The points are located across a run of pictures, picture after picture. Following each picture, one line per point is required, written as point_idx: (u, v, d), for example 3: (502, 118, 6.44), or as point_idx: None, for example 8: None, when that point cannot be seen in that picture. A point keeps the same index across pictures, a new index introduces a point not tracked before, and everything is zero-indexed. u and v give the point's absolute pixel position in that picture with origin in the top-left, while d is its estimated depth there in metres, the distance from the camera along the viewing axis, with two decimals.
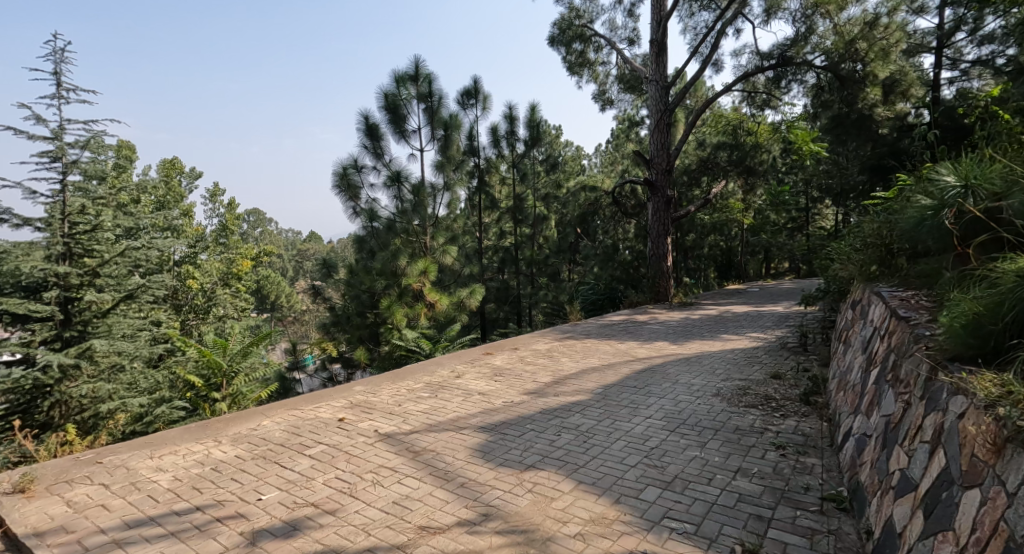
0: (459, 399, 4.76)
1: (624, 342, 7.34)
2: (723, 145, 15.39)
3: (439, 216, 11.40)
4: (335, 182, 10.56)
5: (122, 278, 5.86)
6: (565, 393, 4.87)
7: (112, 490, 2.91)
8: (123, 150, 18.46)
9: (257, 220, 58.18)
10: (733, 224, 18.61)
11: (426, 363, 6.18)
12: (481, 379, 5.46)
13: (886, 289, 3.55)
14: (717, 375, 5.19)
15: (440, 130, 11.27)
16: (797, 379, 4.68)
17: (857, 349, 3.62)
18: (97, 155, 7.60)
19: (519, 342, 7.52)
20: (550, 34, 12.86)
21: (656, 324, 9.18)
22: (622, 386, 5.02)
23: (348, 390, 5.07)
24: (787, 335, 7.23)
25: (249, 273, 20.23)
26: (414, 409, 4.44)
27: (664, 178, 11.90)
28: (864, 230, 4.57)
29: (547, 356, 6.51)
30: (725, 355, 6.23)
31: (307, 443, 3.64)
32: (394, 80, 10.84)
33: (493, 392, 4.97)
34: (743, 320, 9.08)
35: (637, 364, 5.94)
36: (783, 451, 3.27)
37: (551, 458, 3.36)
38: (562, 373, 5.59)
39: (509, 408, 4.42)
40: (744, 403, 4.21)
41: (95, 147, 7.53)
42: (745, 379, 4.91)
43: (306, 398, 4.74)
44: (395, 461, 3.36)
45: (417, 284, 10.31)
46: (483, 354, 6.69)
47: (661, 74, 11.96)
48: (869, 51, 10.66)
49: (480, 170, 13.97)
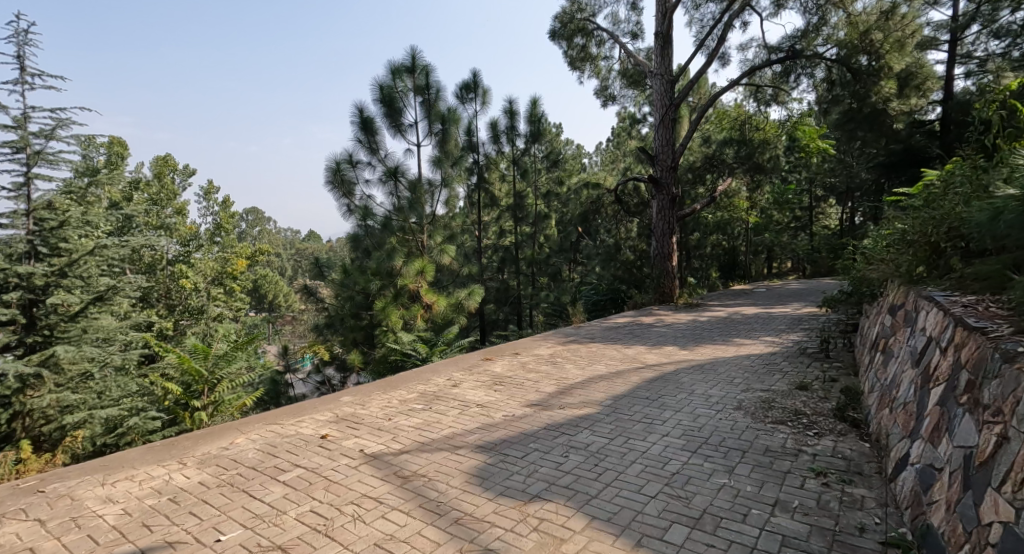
0: (455, 412, 4.34)
1: (632, 347, 6.90)
2: (731, 142, 14.94)
3: (437, 214, 10.96)
4: (327, 178, 10.13)
5: (92, 278, 5.41)
6: (570, 405, 4.44)
7: (46, 530, 2.50)
8: (114, 147, 18.01)
9: (255, 219, 57.48)
10: (737, 223, 18.15)
11: (421, 371, 5.75)
12: (480, 389, 5.03)
13: (939, 293, 3.14)
14: (736, 385, 4.77)
15: (438, 125, 10.84)
16: (827, 391, 4.27)
17: (904, 361, 3.19)
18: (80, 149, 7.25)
19: (520, 346, 7.07)
20: (551, 27, 12.43)
21: (663, 327, 8.73)
22: (633, 398, 4.60)
23: (334, 402, 4.65)
24: (805, 340, 6.79)
25: (244, 273, 19.74)
26: (406, 425, 4.03)
27: (670, 175, 11.50)
28: (902, 225, 4.15)
29: (550, 363, 6.08)
30: (742, 361, 5.80)
31: (282, 467, 3.22)
32: (389, 71, 10.38)
33: (492, 404, 4.54)
34: (754, 323, 8.63)
35: (647, 371, 5.51)
36: (825, 479, 2.85)
37: (559, 486, 2.95)
38: (567, 382, 5.16)
39: (510, 425, 3.99)
40: (769, 418, 3.82)
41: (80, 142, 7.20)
42: (768, 390, 4.49)
43: (288, 410, 4.32)
44: (382, 489, 2.94)
45: (413, 284, 9.76)
46: (482, 360, 6.27)
47: (666, 68, 11.50)
48: (885, 43, 10.10)
49: (479, 167, 13.29)
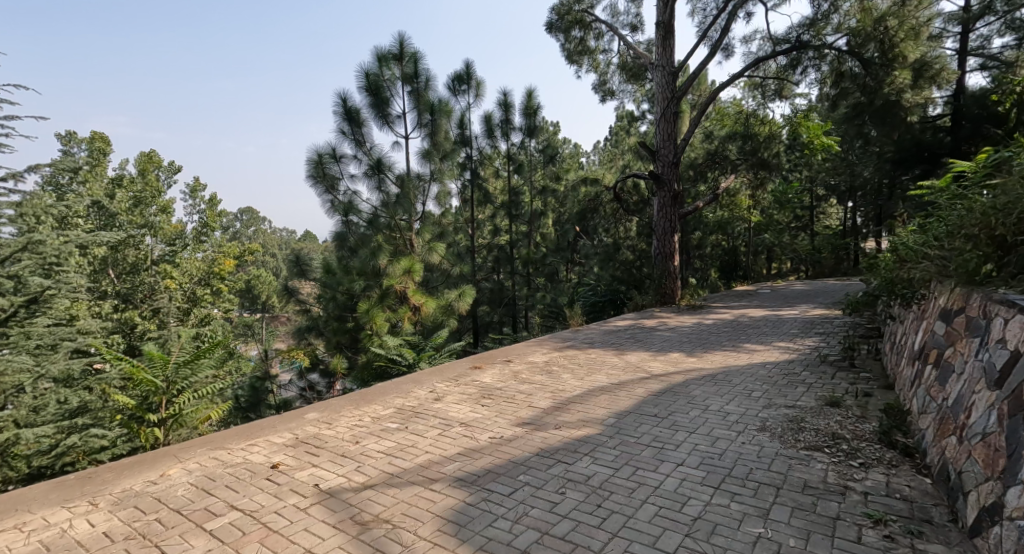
0: (434, 433, 3.77)
1: (634, 353, 6.33)
2: (734, 137, 14.40)
3: (427, 211, 10.44)
4: (309, 171, 9.51)
5: (24, 279, 4.78)
6: (567, 425, 3.85)
7: None
8: (98, 141, 16.93)
9: (251, 219, 56.91)
10: (738, 222, 17.61)
11: (400, 382, 5.15)
12: (465, 404, 4.45)
13: (1019, 297, 2.56)
14: (756, 400, 4.17)
15: (427, 116, 10.25)
16: (863, 409, 3.69)
17: (972, 378, 2.63)
18: (61, 172, 7.53)
19: (513, 352, 6.48)
20: (548, 19, 11.85)
21: (667, 330, 8.16)
22: (639, 415, 4.01)
23: (297, 420, 4.05)
24: (822, 347, 6.24)
25: (232, 273, 18.93)
26: (375, 450, 3.45)
27: (671, 171, 10.94)
28: (949, 216, 3.60)
29: (545, 372, 5.49)
30: (757, 371, 5.22)
31: (216, 508, 2.65)
32: (375, 58, 9.78)
33: (477, 423, 3.95)
34: (764, 326, 8.05)
35: (653, 382, 4.95)
36: (887, 532, 2.32)
37: (554, 539, 2.41)
38: (563, 396, 4.57)
39: (496, 450, 3.41)
40: (802, 443, 3.24)
41: (60, 167, 7.46)
42: (794, 407, 3.91)
43: (239, 432, 3.72)
44: (332, 544, 2.39)
45: (400, 284, 9.10)
46: (470, 369, 5.66)
47: (668, 60, 10.93)
48: (900, 31, 9.54)
49: (472, 162, 12.69)
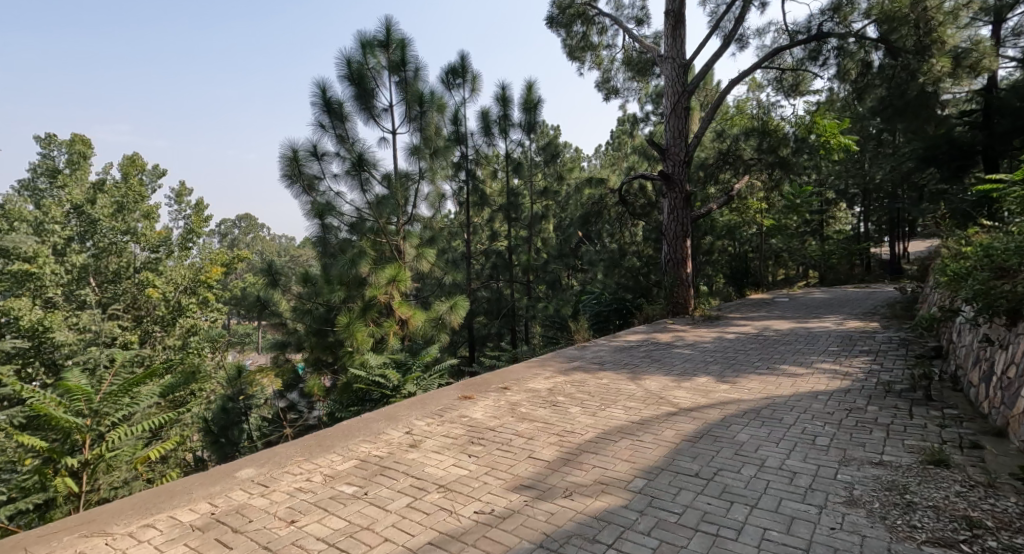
0: (403, 503, 2.80)
1: (656, 378, 5.33)
2: (750, 134, 13.35)
3: (417, 214, 9.48)
4: (283, 169, 8.48)
5: None
6: (580, 491, 2.86)
7: None
8: (78, 145, 15.93)
9: (250, 227, 56.16)
10: (750, 227, 16.56)
11: (370, 420, 4.14)
12: (447, 454, 3.47)
13: None
14: (827, 453, 3.16)
15: (416, 109, 9.27)
16: (985, 472, 2.72)
17: None
18: None
19: (512, 377, 5.47)
20: (549, 13, 10.87)
21: (688, 347, 7.15)
22: (676, 474, 3.01)
23: (222, 480, 3.08)
24: (877, 370, 5.22)
25: (222, 280, 16.65)
26: (315, 536, 2.50)
27: (682, 170, 9.95)
28: None
29: (549, 405, 4.50)
30: (812, 403, 4.22)
31: None
32: (358, 45, 8.86)
33: (460, 487, 2.98)
34: (796, 342, 7.03)
35: (685, 420, 3.96)
36: None
37: None
38: (571, 442, 3.57)
39: (483, 539, 2.45)
40: (923, 533, 2.30)
41: None
42: (884, 464, 2.93)
43: (136, 504, 2.77)
44: None
45: (384, 294, 8.23)
46: (459, 401, 4.66)
47: (678, 51, 9.96)
48: (938, 12, 8.47)
49: (468, 162, 11.79)
